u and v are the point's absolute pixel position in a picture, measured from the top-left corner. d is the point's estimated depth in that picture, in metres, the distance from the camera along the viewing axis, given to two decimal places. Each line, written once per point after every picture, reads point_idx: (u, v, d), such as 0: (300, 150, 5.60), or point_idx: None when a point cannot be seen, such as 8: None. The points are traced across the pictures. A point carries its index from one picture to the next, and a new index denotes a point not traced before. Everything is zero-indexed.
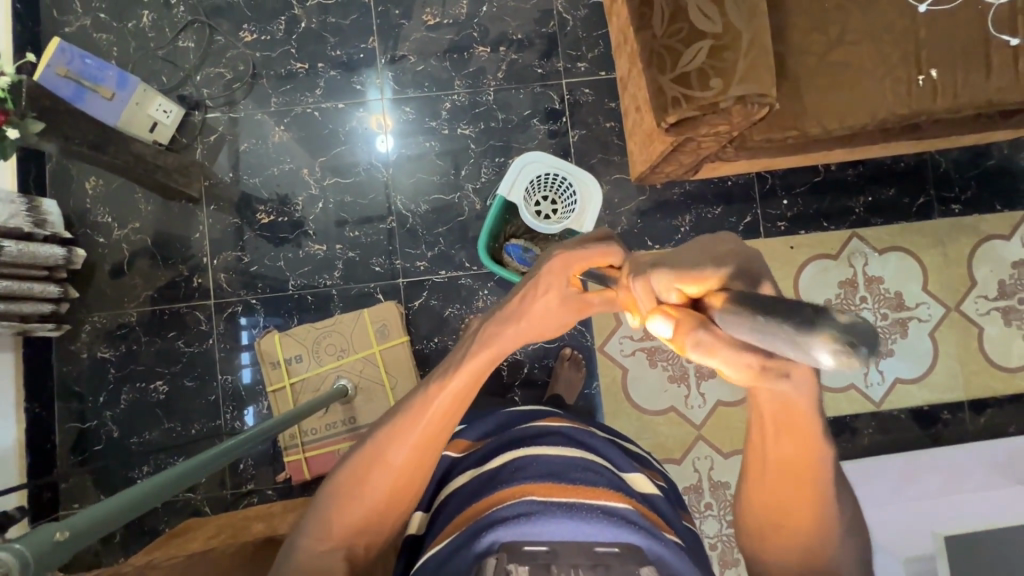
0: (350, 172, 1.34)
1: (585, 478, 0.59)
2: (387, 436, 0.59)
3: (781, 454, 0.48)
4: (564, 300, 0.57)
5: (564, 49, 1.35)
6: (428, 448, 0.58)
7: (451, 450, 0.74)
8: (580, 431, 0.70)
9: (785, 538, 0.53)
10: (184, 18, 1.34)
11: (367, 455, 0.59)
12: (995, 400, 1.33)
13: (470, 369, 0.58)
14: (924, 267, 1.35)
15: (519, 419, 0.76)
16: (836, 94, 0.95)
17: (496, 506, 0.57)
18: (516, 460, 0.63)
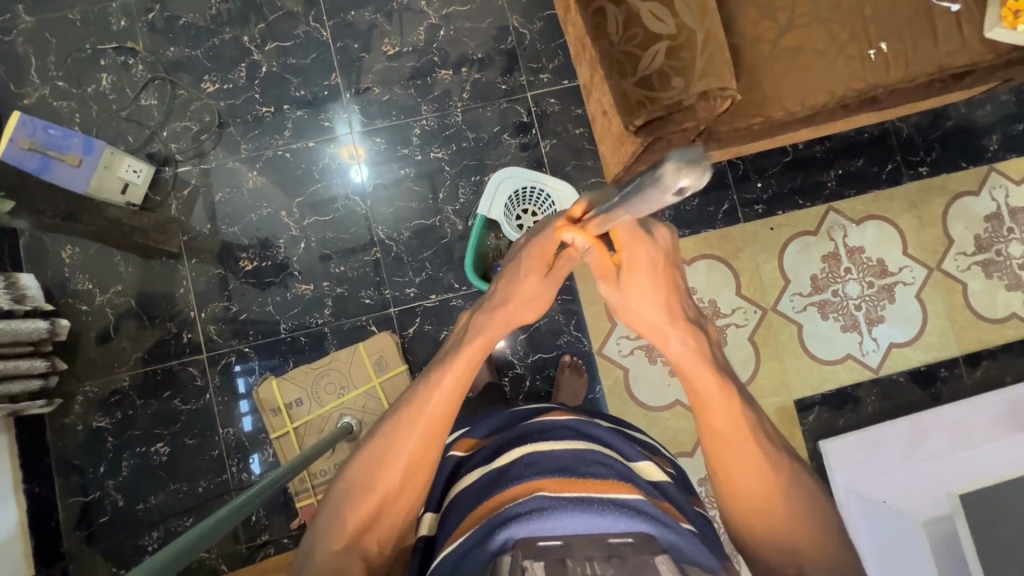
0: (328, 209, 1.34)
1: (596, 472, 0.59)
2: (391, 434, 0.66)
3: (717, 428, 0.65)
4: (538, 286, 0.73)
5: (525, 63, 1.37)
6: (430, 440, 0.65)
7: (457, 449, 0.75)
8: (587, 424, 0.70)
9: (764, 523, 0.62)
10: (144, 76, 1.33)
11: (373, 454, 0.65)
12: (988, 351, 1.35)
13: (457, 366, 0.69)
14: (901, 231, 1.39)
15: (524, 417, 0.76)
16: (793, 77, 0.98)
17: (508, 504, 0.57)
18: (523, 458, 0.63)
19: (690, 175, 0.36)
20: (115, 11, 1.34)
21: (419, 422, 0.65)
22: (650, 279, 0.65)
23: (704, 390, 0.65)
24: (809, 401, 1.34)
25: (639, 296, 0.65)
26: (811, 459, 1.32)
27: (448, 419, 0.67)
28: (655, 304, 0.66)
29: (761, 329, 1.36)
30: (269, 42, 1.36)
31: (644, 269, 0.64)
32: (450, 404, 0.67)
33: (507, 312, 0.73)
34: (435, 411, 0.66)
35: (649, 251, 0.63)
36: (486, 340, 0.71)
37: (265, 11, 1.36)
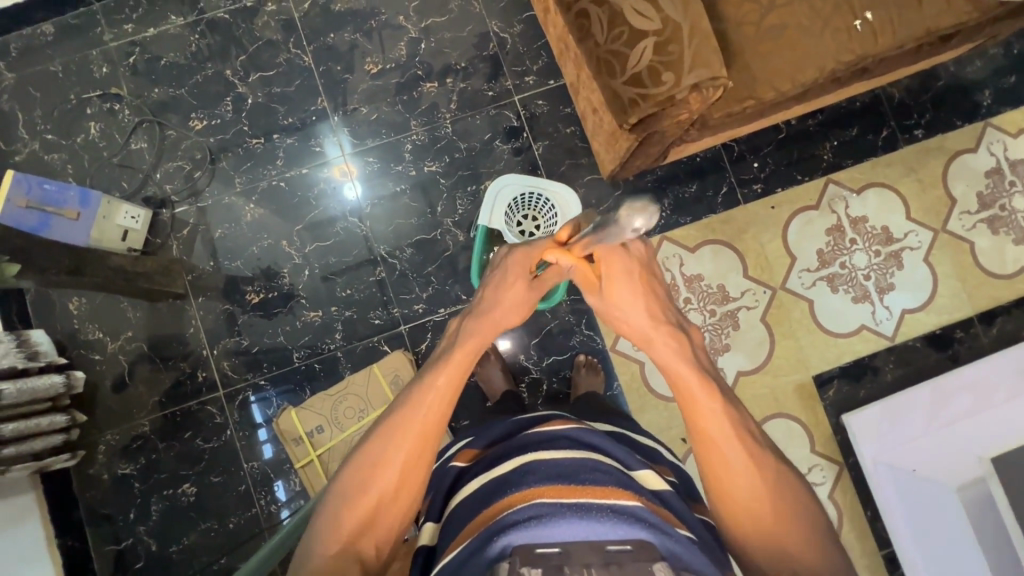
0: (329, 233, 1.34)
1: (595, 479, 0.58)
2: (385, 437, 0.68)
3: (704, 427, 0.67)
4: (524, 292, 0.85)
5: (509, 67, 1.36)
6: (425, 441, 0.68)
7: (458, 459, 0.74)
8: (586, 431, 0.68)
9: (754, 523, 0.63)
10: (131, 120, 1.33)
11: (369, 455, 0.68)
12: (1002, 307, 1.35)
13: (449, 369, 0.73)
14: (903, 196, 1.38)
15: (524, 424, 0.75)
16: (781, 56, 0.97)
17: (505, 511, 0.57)
18: (523, 465, 0.62)
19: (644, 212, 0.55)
20: (96, 59, 1.34)
21: (415, 419, 0.69)
22: (626, 284, 0.76)
23: (692, 390, 0.68)
24: (827, 375, 1.34)
25: (621, 301, 0.76)
26: (835, 433, 1.32)
27: (442, 416, 0.71)
28: (639, 311, 0.75)
29: (772, 309, 1.35)
30: (253, 73, 1.35)
31: (620, 276, 0.75)
32: (445, 400, 0.71)
33: (501, 313, 0.83)
34: (432, 408, 0.70)
35: (622, 261, 0.75)
36: (476, 341, 0.79)
37: (244, 43, 1.35)
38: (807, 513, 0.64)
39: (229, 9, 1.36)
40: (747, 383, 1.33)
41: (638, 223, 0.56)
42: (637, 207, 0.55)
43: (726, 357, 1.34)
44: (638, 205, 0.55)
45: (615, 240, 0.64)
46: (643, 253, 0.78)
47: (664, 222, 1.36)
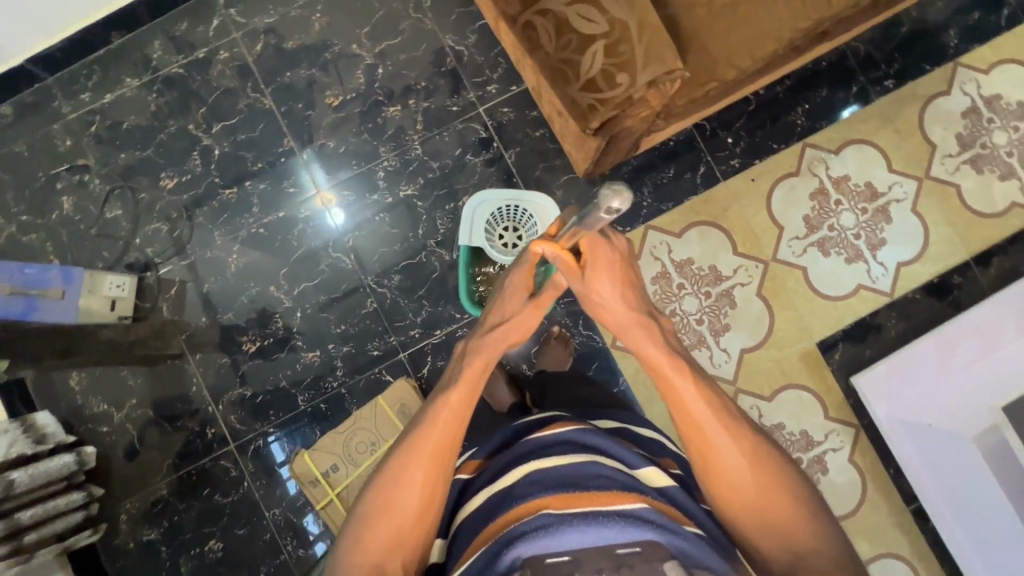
0: (315, 272, 1.33)
1: (600, 484, 0.58)
2: (402, 456, 0.68)
3: (687, 410, 0.67)
4: (525, 308, 0.79)
5: (469, 79, 1.35)
6: (441, 461, 0.68)
7: (463, 471, 0.75)
8: (586, 432, 0.67)
9: (744, 502, 0.65)
10: (102, 189, 1.33)
11: (386, 478, 0.68)
12: (996, 246, 1.34)
13: (461, 386, 0.73)
14: (882, 150, 1.37)
15: (527, 430, 0.74)
16: (737, 34, 0.96)
17: (512, 525, 0.57)
18: (526, 475, 0.62)
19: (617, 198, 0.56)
20: (58, 133, 1.33)
21: (430, 436, 0.69)
22: (609, 278, 0.73)
23: (669, 375, 0.69)
24: (831, 340, 1.33)
25: (602, 295, 0.73)
26: (847, 397, 1.31)
27: (457, 434, 0.70)
28: (621, 305, 0.73)
29: (767, 282, 1.34)
30: (215, 123, 1.35)
31: (604, 268, 0.73)
32: (459, 419, 0.71)
33: (499, 333, 0.78)
34: (447, 425, 0.70)
35: (605, 251, 0.73)
36: (486, 360, 0.76)
37: (203, 95, 1.35)
38: (794, 484, 0.66)
39: (182, 63, 1.35)
40: (753, 359, 1.32)
41: (615, 205, 0.56)
42: (614, 191, 0.55)
43: (729, 336, 1.32)
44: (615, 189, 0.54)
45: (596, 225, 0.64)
46: (626, 246, 0.75)
47: (647, 211, 1.35)
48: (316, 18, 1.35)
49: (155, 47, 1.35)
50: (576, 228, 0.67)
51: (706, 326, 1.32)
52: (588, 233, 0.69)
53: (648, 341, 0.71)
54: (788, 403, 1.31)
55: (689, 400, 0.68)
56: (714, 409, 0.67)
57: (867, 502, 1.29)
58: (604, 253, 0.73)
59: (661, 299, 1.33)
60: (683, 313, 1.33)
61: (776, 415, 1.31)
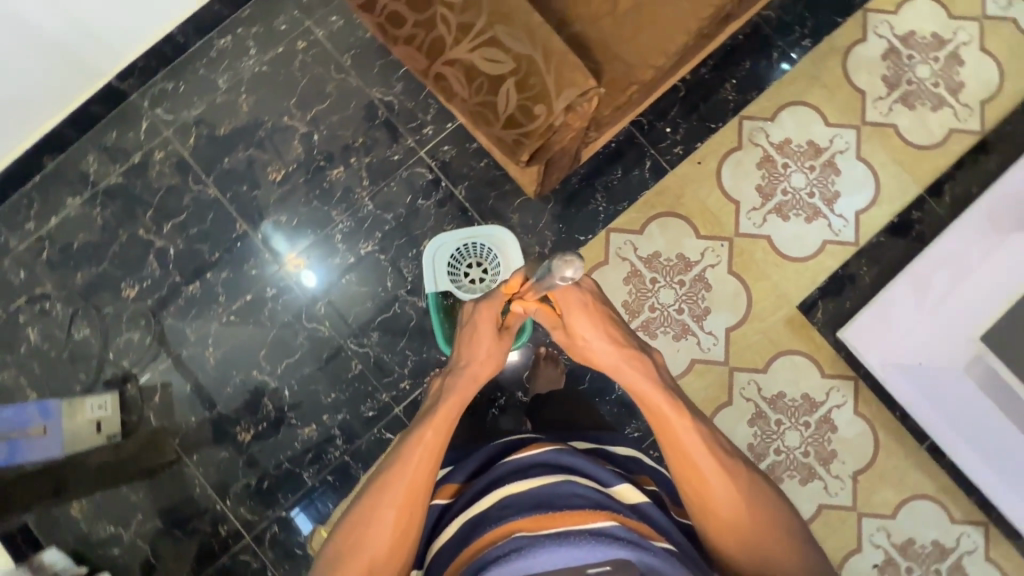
0: (294, 347, 1.32)
1: (572, 503, 0.61)
2: (376, 493, 0.69)
3: (682, 446, 0.71)
4: (494, 346, 0.82)
5: (404, 126, 1.36)
6: (413, 500, 0.69)
7: (440, 495, 0.76)
8: (562, 453, 0.71)
9: (739, 539, 0.68)
10: (66, 313, 1.32)
11: (363, 511, 0.69)
12: (945, 175, 1.36)
13: (433, 422, 0.73)
14: (815, 107, 1.39)
15: (506, 448, 0.78)
16: (645, 35, 0.97)
17: (487, 548, 0.59)
18: (503, 499, 0.65)
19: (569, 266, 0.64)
20: (11, 267, 1.32)
21: (402, 475, 0.69)
22: (584, 319, 0.80)
23: (662, 410, 0.73)
24: (810, 300, 1.34)
25: (583, 335, 0.80)
26: (838, 352, 1.32)
27: (429, 473, 0.70)
28: (602, 342, 0.79)
29: (736, 258, 1.35)
30: (165, 223, 1.34)
31: (577, 311, 0.80)
32: (432, 456, 0.71)
33: (474, 371, 0.81)
34: (421, 463, 0.70)
35: (575, 296, 0.79)
36: (459, 397, 0.77)
37: (147, 198, 1.35)
38: (787, 522, 0.70)
39: (120, 172, 1.35)
40: (740, 336, 1.33)
41: (568, 273, 0.65)
42: (566, 261, 0.64)
43: (711, 319, 1.33)
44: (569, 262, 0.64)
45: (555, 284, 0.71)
46: (593, 287, 0.83)
47: (605, 216, 1.36)
48: (243, 99, 1.36)
49: (89, 162, 1.34)
50: (543, 285, 0.73)
51: (687, 314, 1.33)
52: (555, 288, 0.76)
53: (631, 373, 0.77)
54: (783, 371, 1.32)
55: (681, 436, 0.71)
56: (707, 447, 0.71)
57: (882, 450, 1.29)
58: (575, 297, 0.79)
59: (638, 298, 1.34)
60: (662, 306, 1.34)
61: (774, 385, 1.31)
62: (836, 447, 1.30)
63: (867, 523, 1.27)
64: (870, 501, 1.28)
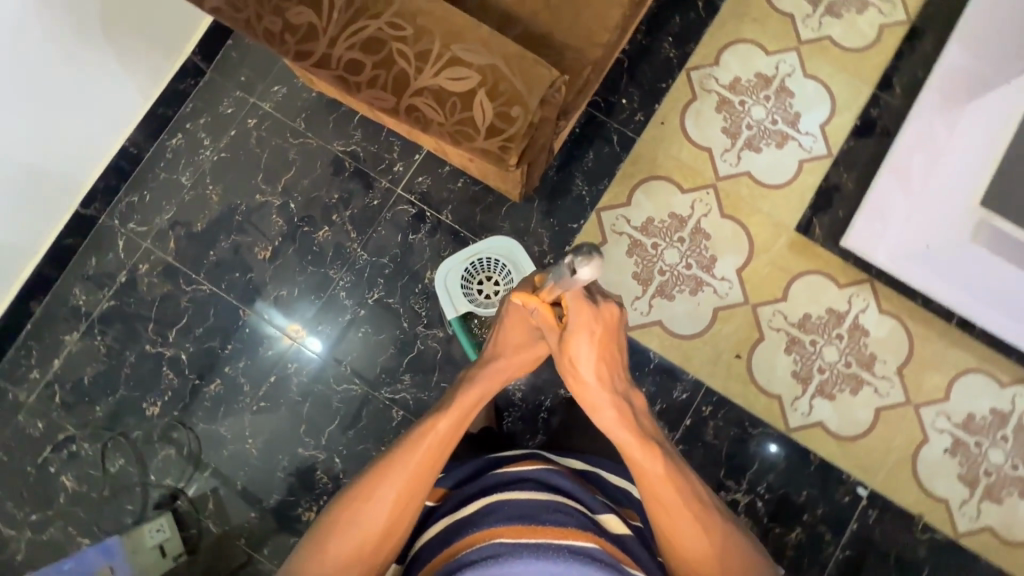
0: (332, 413, 1.31)
1: (556, 518, 0.62)
2: (380, 471, 0.71)
3: (656, 486, 0.72)
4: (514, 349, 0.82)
5: (374, 170, 1.37)
6: (417, 484, 0.71)
7: (429, 499, 0.77)
8: (554, 470, 0.72)
9: None
10: (96, 449, 1.29)
11: (367, 486, 0.70)
12: (891, 68, 1.41)
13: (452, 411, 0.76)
14: (752, 41, 1.44)
15: (497, 463, 0.77)
16: (584, 17, 1.00)
17: (465, 548, 0.62)
18: (488, 504, 0.66)
19: (587, 260, 0.64)
20: (27, 421, 1.29)
21: (411, 457, 0.72)
22: (586, 342, 0.75)
23: (636, 449, 0.74)
24: (805, 220, 1.37)
25: (578, 359, 0.76)
26: (847, 261, 1.35)
27: (437, 461, 0.73)
28: (594, 370, 0.76)
29: (724, 201, 1.38)
30: (169, 332, 1.32)
31: (582, 333, 0.75)
32: (443, 445, 0.74)
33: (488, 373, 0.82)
34: (432, 449, 0.73)
35: (590, 319, 0.75)
36: (476, 394, 0.79)
37: (144, 313, 1.33)
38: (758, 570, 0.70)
39: (110, 295, 1.33)
40: (751, 272, 1.36)
41: (584, 263, 0.64)
42: (586, 254, 0.64)
43: (720, 265, 1.36)
44: (587, 253, 0.64)
45: (571, 283, 0.69)
46: (615, 314, 0.76)
47: (590, 199, 1.38)
48: (211, 191, 1.36)
49: (78, 295, 1.33)
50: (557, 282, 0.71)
51: (696, 268, 1.36)
52: (574, 295, 0.73)
53: (611, 410, 0.76)
54: (802, 293, 1.34)
55: (655, 475, 0.72)
56: (681, 489, 0.72)
57: (917, 339, 1.32)
58: (587, 318, 0.75)
59: (646, 266, 1.36)
60: (670, 268, 1.36)
61: (798, 309, 1.34)
62: (874, 349, 1.32)
63: (926, 412, 1.30)
64: (921, 391, 1.31)
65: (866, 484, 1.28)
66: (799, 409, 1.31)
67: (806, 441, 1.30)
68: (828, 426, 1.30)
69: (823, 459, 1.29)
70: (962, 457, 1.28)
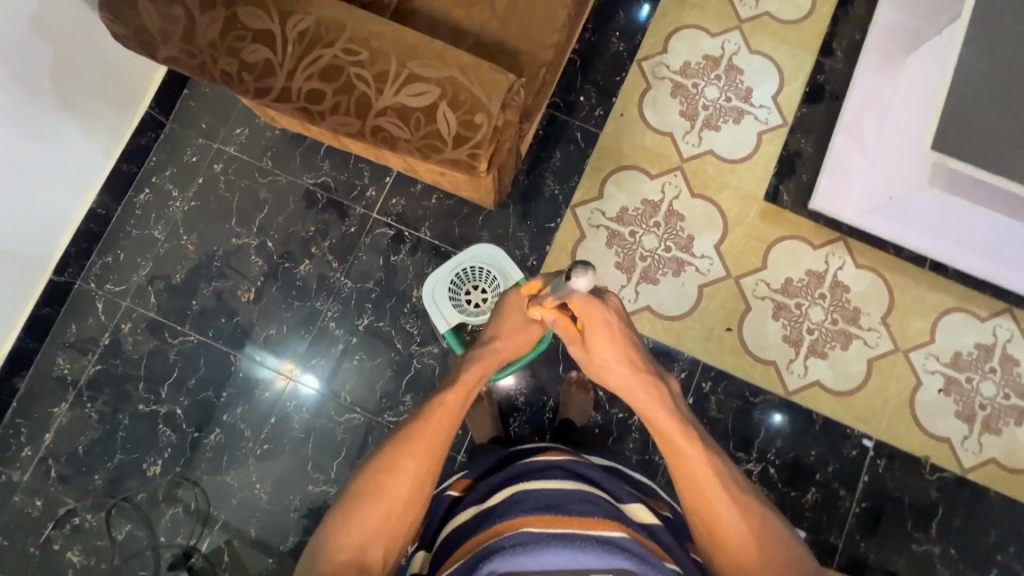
0: (338, 445, 1.29)
1: (582, 510, 0.63)
2: (397, 445, 0.74)
3: (692, 473, 0.73)
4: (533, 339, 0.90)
5: (348, 198, 1.37)
6: (434, 450, 0.74)
7: (452, 488, 0.79)
8: (578, 463, 0.73)
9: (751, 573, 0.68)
10: (99, 518, 1.25)
11: (383, 463, 0.72)
12: (829, 35, 1.47)
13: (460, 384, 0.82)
14: (695, 26, 1.49)
15: (520, 456, 0.81)
16: (532, 22, 1.02)
17: (493, 536, 0.62)
18: (514, 495, 0.67)
19: (582, 273, 0.68)
20: (24, 500, 1.25)
21: (426, 427, 0.76)
22: (605, 339, 0.82)
23: (669, 436, 0.76)
24: (772, 189, 1.41)
25: (601, 353, 0.83)
26: (818, 222, 1.39)
27: (450, 429, 0.78)
28: (617, 360, 0.82)
29: (693, 182, 1.42)
30: (161, 387, 1.30)
31: (601, 329, 0.82)
32: (453, 414, 0.79)
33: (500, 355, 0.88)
34: (443, 417, 0.77)
35: (602, 315, 0.82)
36: (479, 368, 0.85)
37: (132, 372, 1.31)
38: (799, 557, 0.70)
39: (95, 359, 1.31)
40: (729, 246, 1.39)
41: (582, 276, 0.68)
42: (581, 270, 0.68)
43: (698, 243, 1.39)
44: (583, 268, 0.68)
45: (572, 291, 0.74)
46: (619, 309, 0.85)
47: (564, 197, 1.40)
48: (186, 241, 1.35)
49: (61, 364, 1.30)
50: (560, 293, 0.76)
51: (675, 250, 1.38)
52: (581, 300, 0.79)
53: (643, 395, 0.80)
54: (781, 259, 1.38)
55: (690, 458, 0.74)
56: (718, 475, 0.72)
57: (895, 288, 1.36)
58: (598, 315, 0.82)
59: (627, 255, 1.38)
60: (651, 252, 1.39)
61: (779, 275, 1.37)
62: (857, 303, 1.36)
63: (915, 356, 1.34)
64: (908, 337, 1.34)
65: (871, 435, 1.31)
66: (795, 371, 1.33)
67: (806, 402, 1.32)
68: (825, 383, 1.33)
69: (826, 417, 1.32)
70: (956, 395, 1.32)
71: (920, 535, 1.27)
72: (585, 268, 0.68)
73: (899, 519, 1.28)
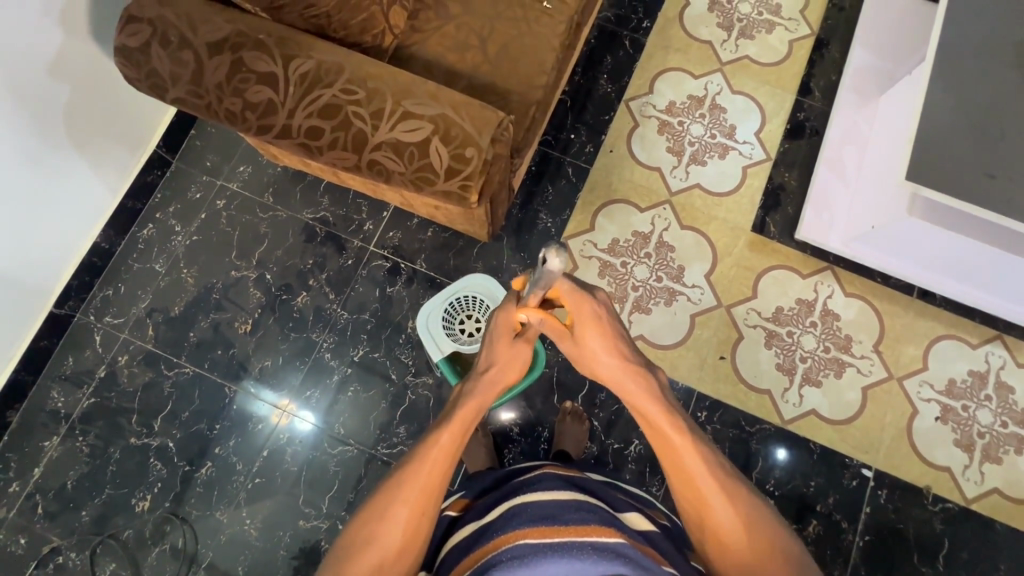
0: (330, 479, 1.27)
1: (578, 518, 0.61)
2: (389, 493, 0.68)
3: (674, 456, 0.71)
4: (514, 349, 0.81)
5: (346, 232, 1.41)
6: (428, 496, 0.68)
7: (451, 508, 0.79)
8: (574, 476, 0.73)
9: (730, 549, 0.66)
10: (84, 558, 1.22)
11: (373, 509, 0.67)
12: (807, 76, 1.55)
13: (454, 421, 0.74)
14: (679, 68, 1.57)
15: (513, 474, 0.81)
16: (521, 64, 1.09)
17: (492, 553, 0.60)
18: (512, 510, 0.65)
19: (557, 253, 0.59)
20: (7, 539, 1.22)
21: (417, 474, 0.69)
22: (596, 333, 0.78)
23: (655, 423, 0.73)
24: (759, 220, 1.45)
25: (590, 345, 0.78)
26: (805, 251, 1.42)
27: (445, 472, 0.70)
28: (606, 353, 0.78)
29: (681, 213, 1.46)
30: (154, 420, 1.30)
31: (590, 323, 0.77)
32: (449, 457, 0.71)
33: (491, 376, 0.80)
34: (436, 464, 0.70)
35: (591, 308, 0.77)
36: (475, 404, 0.77)
37: (126, 405, 1.30)
38: (782, 537, 0.67)
39: (89, 393, 1.31)
40: (718, 275, 1.42)
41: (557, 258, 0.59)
42: (553, 251, 0.59)
43: (688, 273, 1.42)
44: (555, 248, 0.58)
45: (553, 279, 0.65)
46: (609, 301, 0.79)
47: (556, 229, 1.44)
48: (186, 274, 1.38)
49: (55, 397, 1.31)
50: (540, 287, 0.68)
51: (666, 279, 1.41)
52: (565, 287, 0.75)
53: (633, 384, 0.76)
54: (770, 288, 1.40)
55: (671, 441, 0.71)
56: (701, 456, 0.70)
57: (885, 315, 1.38)
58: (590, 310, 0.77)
59: (619, 284, 1.41)
60: (643, 283, 1.41)
61: (770, 304, 1.39)
62: (848, 331, 1.37)
63: (909, 383, 1.34)
64: (900, 364, 1.35)
65: (870, 465, 1.29)
66: (790, 400, 1.33)
67: (803, 431, 1.32)
68: (821, 412, 1.33)
69: (823, 447, 1.31)
70: (954, 422, 1.31)
71: (926, 570, 1.24)
72: (559, 250, 0.59)
73: (905, 553, 1.25)
